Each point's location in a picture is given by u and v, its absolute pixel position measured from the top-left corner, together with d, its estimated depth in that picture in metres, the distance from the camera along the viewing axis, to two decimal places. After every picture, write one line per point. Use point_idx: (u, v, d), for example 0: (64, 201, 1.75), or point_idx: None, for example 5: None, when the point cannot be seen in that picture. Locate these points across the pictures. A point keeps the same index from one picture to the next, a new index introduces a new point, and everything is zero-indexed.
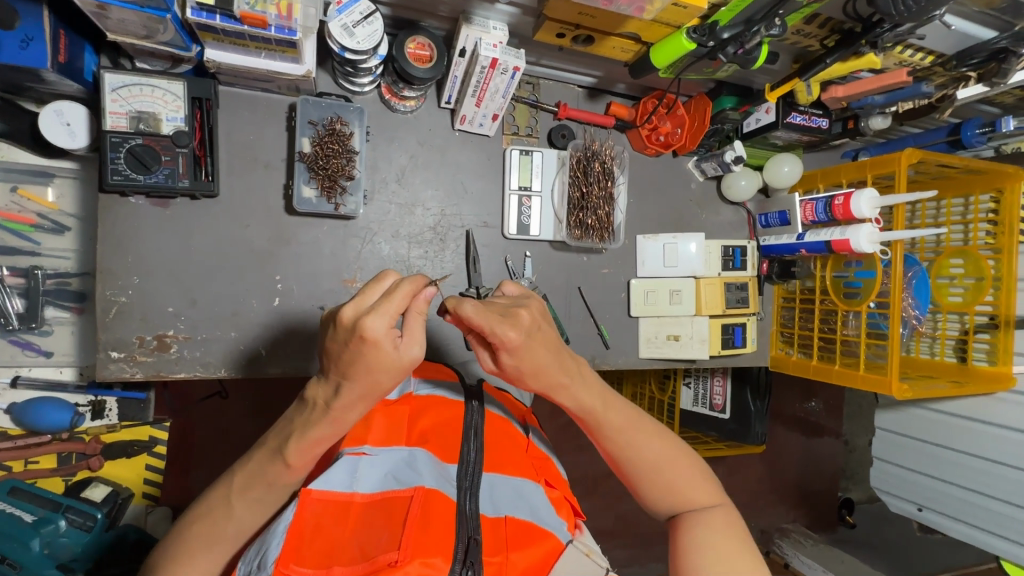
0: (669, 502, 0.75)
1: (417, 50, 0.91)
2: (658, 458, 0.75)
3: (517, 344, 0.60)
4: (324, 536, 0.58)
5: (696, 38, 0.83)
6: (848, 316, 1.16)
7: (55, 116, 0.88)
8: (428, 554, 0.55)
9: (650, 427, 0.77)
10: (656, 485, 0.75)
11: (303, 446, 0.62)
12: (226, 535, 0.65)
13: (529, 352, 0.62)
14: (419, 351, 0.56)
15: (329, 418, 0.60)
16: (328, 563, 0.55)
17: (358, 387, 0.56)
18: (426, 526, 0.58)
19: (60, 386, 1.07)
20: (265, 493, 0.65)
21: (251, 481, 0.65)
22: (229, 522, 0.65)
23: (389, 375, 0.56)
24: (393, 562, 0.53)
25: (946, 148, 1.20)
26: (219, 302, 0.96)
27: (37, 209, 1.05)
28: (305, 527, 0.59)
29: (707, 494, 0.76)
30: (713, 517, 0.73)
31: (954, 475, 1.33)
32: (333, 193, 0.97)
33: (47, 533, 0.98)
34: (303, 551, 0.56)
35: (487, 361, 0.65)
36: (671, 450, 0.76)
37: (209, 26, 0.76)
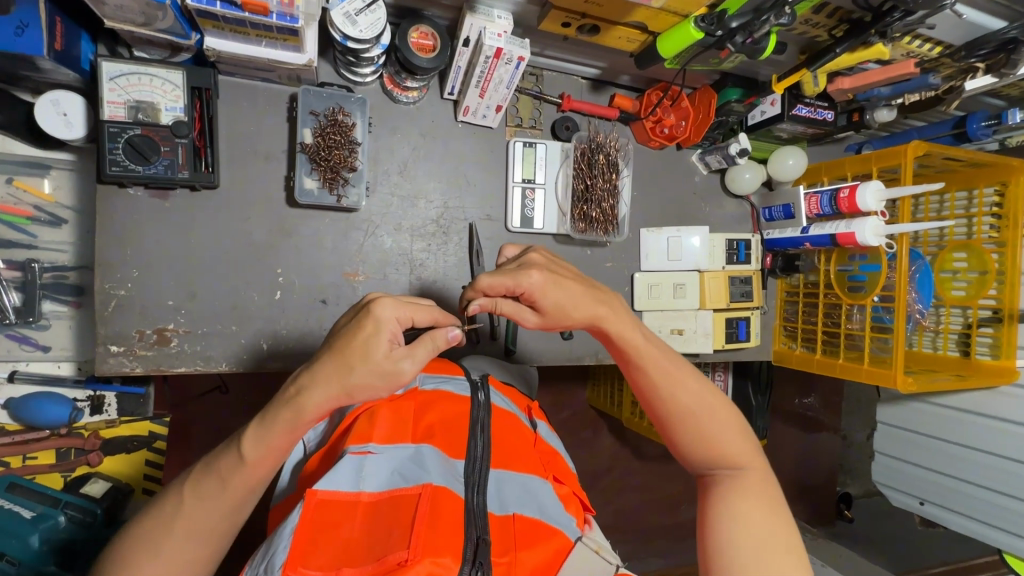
0: (701, 456, 0.74)
1: (420, 39, 0.90)
2: (693, 408, 0.73)
3: (543, 283, 0.70)
4: (333, 537, 0.57)
5: (704, 27, 0.81)
6: (852, 310, 1.16)
7: (52, 105, 0.86)
8: (437, 553, 0.54)
9: (689, 374, 0.75)
10: (690, 436, 0.73)
11: (285, 431, 0.61)
12: (171, 535, 0.61)
13: (554, 292, 0.70)
14: (412, 369, 0.59)
15: (294, 410, 0.60)
16: (336, 565, 0.55)
17: (335, 371, 0.59)
18: (434, 524, 0.57)
19: (58, 381, 1.05)
20: (216, 488, 0.62)
21: (206, 472, 0.63)
22: (176, 520, 0.62)
23: (365, 374, 0.58)
24: (404, 561, 0.52)
25: (951, 141, 1.19)
26: (219, 295, 0.95)
27: (33, 201, 1.03)
28: (312, 528, 0.58)
29: (742, 456, 0.73)
30: (744, 480, 0.71)
31: (955, 469, 1.33)
32: (335, 184, 0.95)
33: (46, 528, 0.97)
34: (311, 552, 0.56)
35: (526, 319, 0.72)
36: (710, 405, 0.74)
37: (210, 13, 0.74)
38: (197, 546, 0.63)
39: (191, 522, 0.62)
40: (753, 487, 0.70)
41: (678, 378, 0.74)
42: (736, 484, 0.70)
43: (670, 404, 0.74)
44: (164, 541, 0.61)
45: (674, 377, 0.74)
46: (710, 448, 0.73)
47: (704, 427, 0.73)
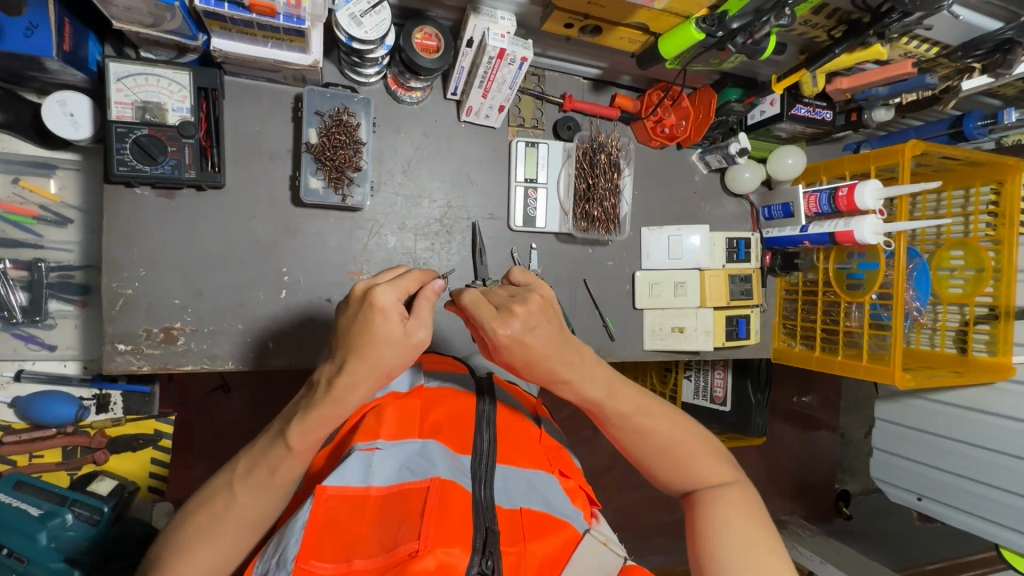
0: (681, 478, 0.74)
1: (424, 40, 0.90)
2: (666, 437, 0.74)
3: (520, 329, 0.63)
4: (343, 531, 0.58)
5: (705, 28, 0.82)
6: (851, 308, 1.17)
7: (59, 106, 0.87)
8: (448, 543, 0.55)
9: (655, 404, 0.76)
10: (667, 464, 0.74)
11: (305, 428, 0.63)
12: (225, 525, 0.64)
13: (531, 338, 0.64)
14: (428, 334, 0.61)
15: (335, 400, 0.62)
16: (347, 557, 0.56)
17: (363, 364, 0.60)
18: (444, 515, 0.57)
19: (64, 379, 1.06)
20: (266, 480, 0.64)
21: (253, 466, 0.64)
22: (229, 511, 0.64)
23: (394, 352, 0.60)
24: (414, 553, 0.53)
25: (948, 140, 1.21)
26: (225, 294, 0.95)
27: (39, 200, 1.04)
28: (321, 523, 0.59)
29: (718, 470, 0.74)
30: (726, 494, 0.72)
31: (953, 464, 1.34)
32: (340, 184, 0.96)
33: (54, 526, 0.99)
34: (322, 545, 0.57)
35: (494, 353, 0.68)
36: (683, 428, 0.75)
37: (217, 14, 0.75)
38: (248, 533, 0.66)
39: (244, 512, 0.64)
40: (736, 499, 0.71)
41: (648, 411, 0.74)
42: (720, 498, 0.71)
43: (647, 433, 0.74)
44: (220, 529, 0.64)
45: (646, 408, 0.74)
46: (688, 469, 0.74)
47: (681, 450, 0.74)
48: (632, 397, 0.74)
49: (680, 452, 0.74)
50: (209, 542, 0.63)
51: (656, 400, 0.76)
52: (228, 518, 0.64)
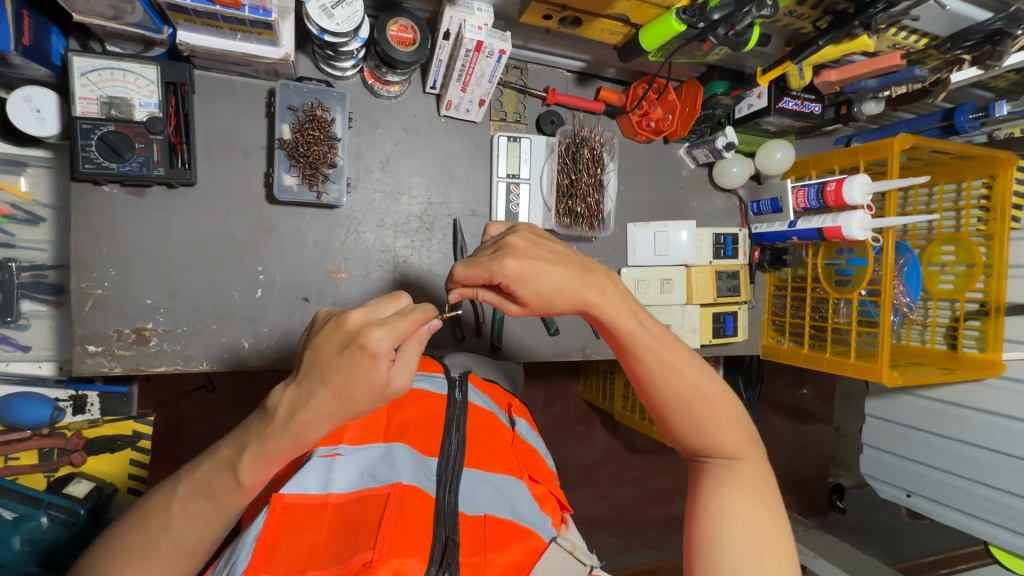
0: (695, 444, 0.72)
1: (399, 33, 0.88)
2: (693, 394, 0.70)
3: (520, 273, 0.65)
4: (297, 540, 0.56)
5: (685, 20, 0.79)
6: (839, 304, 1.16)
7: (24, 102, 0.85)
8: (404, 553, 0.54)
9: (687, 361, 0.71)
10: (686, 425, 0.71)
11: (258, 462, 0.59)
12: (157, 550, 0.62)
13: (533, 281, 0.65)
14: (407, 381, 0.56)
15: (294, 437, 0.57)
16: (302, 569, 0.54)
17: (331, 400, 0.54)
18: (402, 523, 0.56)
19: (38, 381, 1.04)
20: (211, 508, 0.61)
21: (197, 492, 0.61)
22: (165, 533, 0.62)
23: (368, 398, 0.54)
24: (368, 563, 0.52)
25: (939, 133, 1.18)
26: (198, 294, 0.94)
27: (8, 199, 1.00)
28: (276, 532, 0.57)
29: (738, 447, 0.71)
30: (736, 473, 0.69)
31: (943, 461, 1.33)
32: (315, 181, 0.94)
33: (28, 529, 1.00)
34: (278, 554, 0.55)
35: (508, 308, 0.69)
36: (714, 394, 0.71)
37: (180, 7, 0.73)
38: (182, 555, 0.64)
39: (179, 536, 0.62)
40: (745, 481, 0.68)
41: (678, 367, 0.70)
42: (730, 476, 0.69)
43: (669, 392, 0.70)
44: (153, 550, 0.62)
45: (674, 361, 0.70)
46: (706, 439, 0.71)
47: (701, 417, 0.70)
48: (658, 347, 0.70)
49: (700, 418, 0.70)
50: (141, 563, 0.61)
51: (689, 357, 0.71)
52: (162, 540, 0.62)
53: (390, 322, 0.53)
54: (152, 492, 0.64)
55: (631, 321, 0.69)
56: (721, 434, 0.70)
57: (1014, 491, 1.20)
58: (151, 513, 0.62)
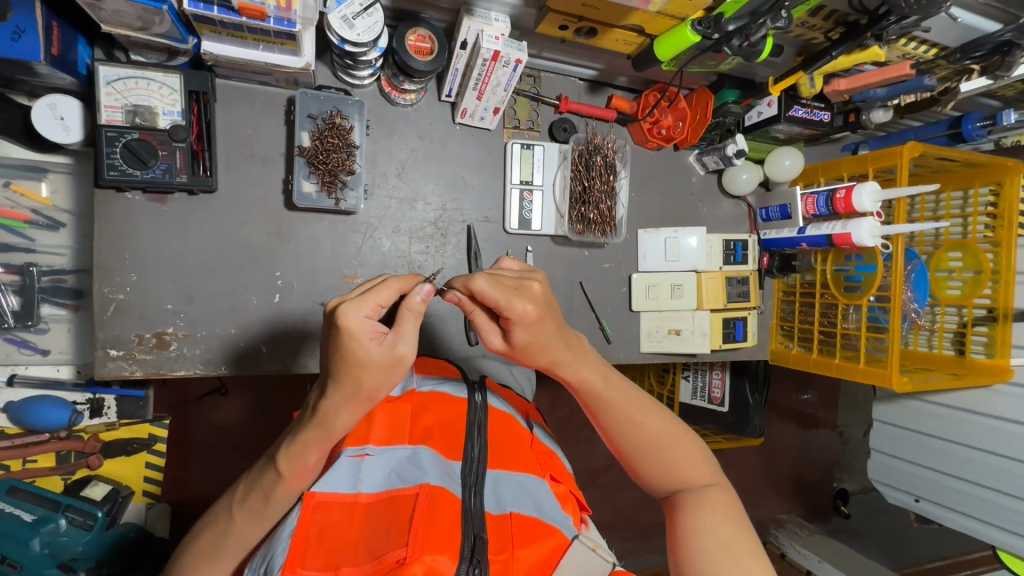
0: (667, 482, 0.77)
1: (418, 43, 0.90)
2: (658, 436, 0.76)
3: (529, 320, 0.64)
4: (329, 539, 0.58)
5: (700, 31, 0.82)
6: (848, 309, 1.17)
7: (49, 109, 0.86)
8: (436, 551, 0.55)
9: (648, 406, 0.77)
10: (656, 465, 0.76)
11: (291, 454, 0.63)
12: (226, 547, 0.66)
13: (532, 332, 0.66)
14: (407, 348, 0.56)
15: (324, 424, 0.61)
16: (335, 564, 0.56)
17: (346, 387, 0.57)
18: (432, 522, 0.57)
19: (57, 384, 1.06)
20: (261, 506, 0.65)
21: (248, 491, 0.66)
22: (229, 533, 0.66)
23: (375, 374, 0.56)
24: (402, 560, 0.53)
25: (947, 141, 1.20)
26: (218, 298, 0.95)
27: (31, 204, 1.03)
28: (309, 531, 0.59)
29: (705, 475, 0.76)
30: (710, 499, 0.74)
31: (952, 467, 1.34)
32: (333, 187, 0.96)
33: (47, 532, 0.97)
34: (310, 553, 0.57)
35: (491, 339, 0.69)
36: (676, 432, 0.77)
37: (206, 18, 0.74)
38: (248, 552, 0.68)
39: (242, 535, 0.66)
40: (720, 503, 0.74)
41: (642, 412, 0.76)
42: (702, 502, 0.74)
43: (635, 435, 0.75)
44: (223, 549, 0.66)
45: (640, 408, 0.76)
46: (675, 474, 0.76)
47: (669, 453, 0.76)
48: (626, 395, 0.76)
49: (669, 455, 0.76)
50: (217, 561, 0.66)
51: (648, 402, 0.77)
52: (229, 539, 0.66)
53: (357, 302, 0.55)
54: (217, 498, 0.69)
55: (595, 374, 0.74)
56: (689, 466, 0.76)
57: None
58: (218, 515, 0.67)
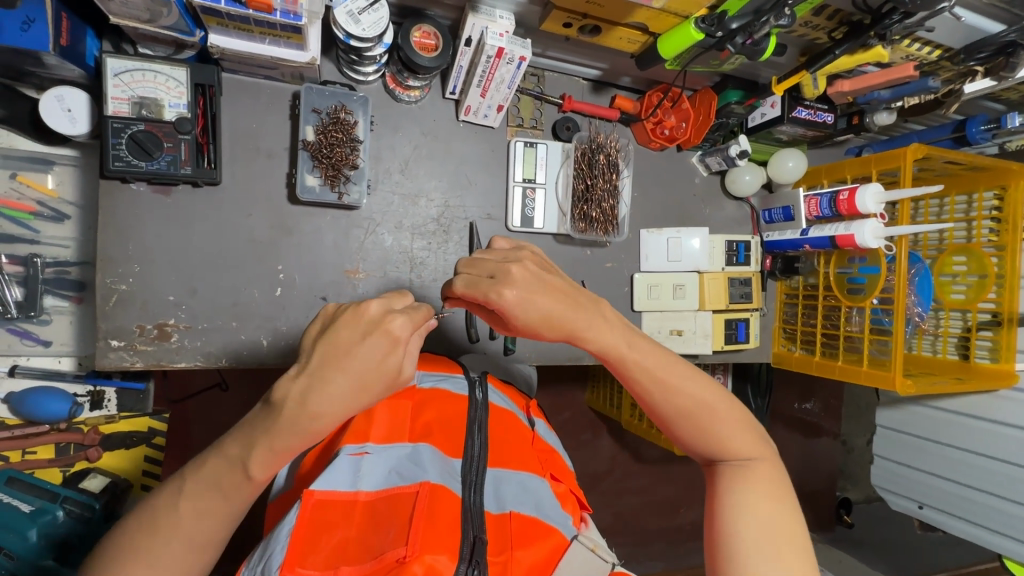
0: (706, 450, 0.73)
1: (422, 39, 0.90)
2: (702, 405, 0.72)
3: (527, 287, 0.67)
4: (329, 537, 0.57)
5: (704, 28, 0.82)
6: (851, 312, 1.17)
7: (56, 101, 0.87)
8: (435, 550, 0.54)
9: (693, 375, 0.74)
10: (694, 433, 0.73)
11: (269, 454, 0.60)
12: (167, 549, 0.60)
13: (536, 302, 0.67)
14: (413, 371, 0.63)
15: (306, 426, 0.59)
16: (335, 564, 0.55)
17: (349, 385, 0.58)
18: (432, 522, 0.57)
19: (58, 375, 1.06)
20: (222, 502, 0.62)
21: (207, 489, 0.61)
22: (177, 534, 0.60)
23: (383, 384, 0.60)
24: (402, 559, 0.53)
25: (951, 144, 1.20)
26: (220, 291, 0.95)
27: (37, 196, 1.04)
28: (308, 530, 0.58)
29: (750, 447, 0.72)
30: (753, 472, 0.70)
31: (956, 473, 1.33)
32: (336, 182, 0.96)
33: (45, 523, 1.00)
34: (309, 551, 0.56)
35: (500, 325, 0.72)
36: (717, 402, 0.73)
37: (214, 10, 0.75)
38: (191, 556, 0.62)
39: (190, 535, 0.61)
40: (764, 477, 0.69)
41: (680, 378, 0.72)
42: (748, 479, 0.69)
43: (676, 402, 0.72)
44: (159, 553, 0.60)
45: (676, 373, 0.73)
46: (715, 444, 0.72)
47: (708, 421, 0.72)
48: (661, 360, 0.73)
49: (708, 423, 0.72)
50: (150, 566, 0.59)
51: (694, 371, 0.74)
52: (177, 540, 0.60)
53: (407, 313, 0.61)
54: (152, 495, 0.63)
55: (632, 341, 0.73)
56: (731, 436, 0.72)
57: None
58: (156, 515, 0.61)
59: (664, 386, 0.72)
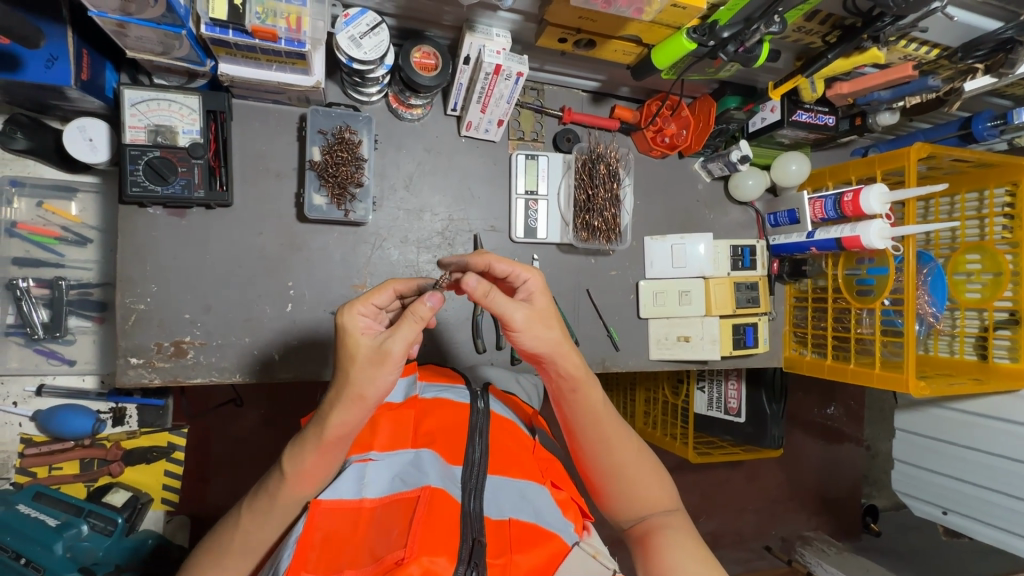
0: (632, 507, 0.77)
1: (423, 59, 0.93)
2: (631, 461, 0.76)
3: (543, 295, 0.69)
4: (336, 541, 0.60)
5: (696, 38, 0.83)
6: (862, 314, 1.14)
7: (78, 131, 0.92)
8: (434, 552, 0.55)
9: (625, 435, 0.77)
10: (624, 491, 0.77)
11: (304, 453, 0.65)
12: (236, 546, 0.68)
13: (546, 304, 0.69)
14: (398, 343, 0.60)
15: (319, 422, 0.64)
16: (338, 566, 0.57)
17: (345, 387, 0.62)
18: (431, 523, 0.58)
19: (82, 394, 1.11)
20: (264, 506, 0.67)
21: (257, 494, 0.68)
22: (242, 534, 0.68)
23: (368, 370, 0.61)
24: (400, 562, 0.54)
25: (958, 142, 1.18)
26: (233, 308, 0.98)
27: (61, 222, 1.10)
28: (314, 538, 0.61)
29: (668, 498, 0.79)
30: (676, 520, 0.76)
31: (978, 476, 1.29)
32: (343, 200, 0.99)
33: (70, 536, 1.01)
34: (314, 554, 0.59)
35: (514, 311, 0.65)
36: (645, 461, 0.78)
37: (222, 41, 0.78)
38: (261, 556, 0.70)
39: (253, 537, 0.68)
40: (683, 525, 0.76)
41: (619, 436, 0.76)
42: (671, 523, 0.75)
43: (611, 454, 0.76)
44: (234, 549, 0.68)
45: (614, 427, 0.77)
46: (640, 498, 0.77)
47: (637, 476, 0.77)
48: (608, 414, 0.76)
49: (638, 479, 0.77)
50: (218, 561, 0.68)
51: (626, 428, 0.78)
52: (240, 541, 0.68)
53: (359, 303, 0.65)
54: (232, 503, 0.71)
55: (586, 387, 0.73)
56: (656, 491, 0.78)
57: (1018, 495, 1.21)
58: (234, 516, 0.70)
59: (604, 438, 0.76)
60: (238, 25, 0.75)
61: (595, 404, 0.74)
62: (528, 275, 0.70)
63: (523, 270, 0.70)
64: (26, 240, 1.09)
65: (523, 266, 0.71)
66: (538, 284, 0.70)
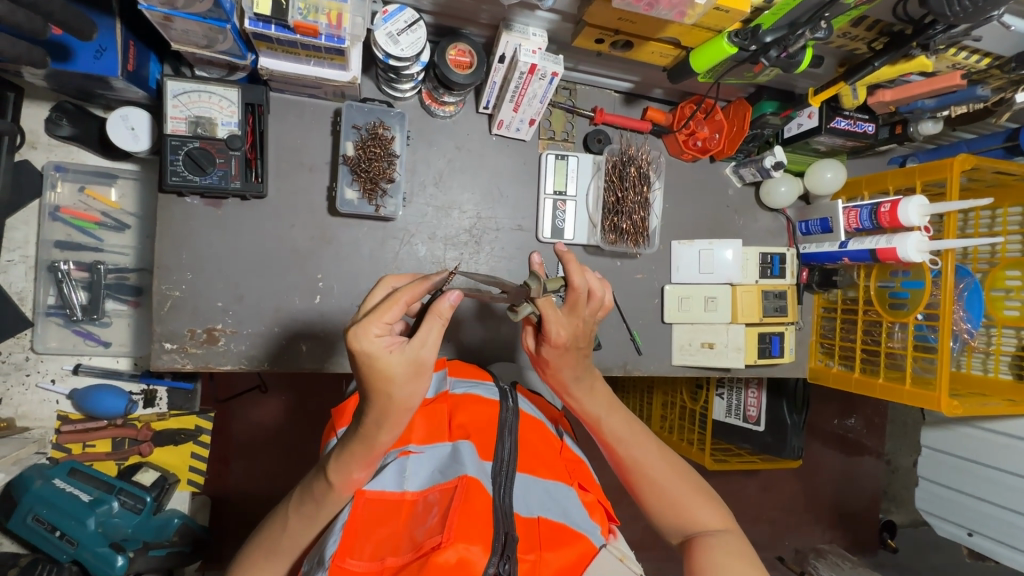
0: (678, 524, 0.79)
1: (457, 57, 0.93)
2: (662, 474, 0.81)
3: (560, 343, 0.83)
4: (377, 531, 0.61)
5: (737, 42, 0.82)
6: (893, 328, 1.12)
7: (121, 120, 0.94)
8: (469, 539, 0.55)
9: (655, 449, 0.84)
10: (665, 502, 0.80)
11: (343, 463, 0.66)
12: (280, 545, 0.72)
13: (561, 353, 0.84)
14: (434, 349, 0.61)
15: (364, 441, 0.64)
16: (380, 555, 0.58)
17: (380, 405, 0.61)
18: (468, 513, 0.58)
19: (116, 373, 1.15)
20: (313, 511, 0.69)
21: (304, 497, 0.70)
22: (284, 534, 0.71)
23: (403, 386, 0.60)
24: (437, 546, 0.54)
25: (1003, 154, 1.14)
26: (263, 297, 1.00)
27: (101, 207, 1.14)
28: (360, 526, 0.62)
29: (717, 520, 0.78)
30: (722, 539, 0.75)
31: (1009, 499, 1.24)
32: (374, 195, 1.00)
33: (102, 512, 1.05)
34: (362, 544, 0.60)
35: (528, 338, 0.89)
36: (684, 476, 0.82)
37: (264, 35, 0.80)
38: (300, 554, 0.73)
39: (295, 537, 0.71)
40: (731, 542, 0.74)
41: (651, 449, 0.84)
42: (715, 538, 0.75)
43: (640, 465, 0.82)
44: (278, 546, 0.72)
45: (639, 440, 0.84)
46: (683, 511, 0.79)
47: (678, 492, 0.80)
48: (631, 430, 0.85)
49: (677, 493, 0.80)
50: (267, 554, 0.72)
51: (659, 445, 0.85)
52: (283, 538, 0.72)
53: (368, 324, 0.59)
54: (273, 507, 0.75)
55: (604, 411, 0.86)
56: (699, 507, 0.79)
57: None
58: (277, 518, 0.73)
59: (627, 451, 0.84)
60: (281, 20, 0.76)
61: (617, 423, 0.86)
62: (553, 332, 0.81)
63: (551, 323, 0.81)
64: (68, 225, 1.13)
65: (552, 324, 0.81)
66: (557, 338, 0.82)
